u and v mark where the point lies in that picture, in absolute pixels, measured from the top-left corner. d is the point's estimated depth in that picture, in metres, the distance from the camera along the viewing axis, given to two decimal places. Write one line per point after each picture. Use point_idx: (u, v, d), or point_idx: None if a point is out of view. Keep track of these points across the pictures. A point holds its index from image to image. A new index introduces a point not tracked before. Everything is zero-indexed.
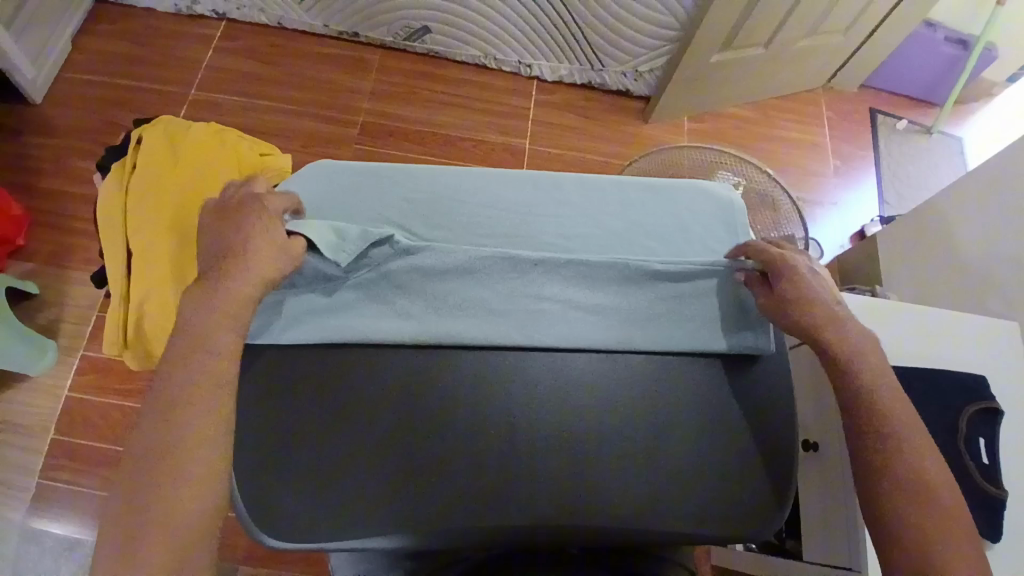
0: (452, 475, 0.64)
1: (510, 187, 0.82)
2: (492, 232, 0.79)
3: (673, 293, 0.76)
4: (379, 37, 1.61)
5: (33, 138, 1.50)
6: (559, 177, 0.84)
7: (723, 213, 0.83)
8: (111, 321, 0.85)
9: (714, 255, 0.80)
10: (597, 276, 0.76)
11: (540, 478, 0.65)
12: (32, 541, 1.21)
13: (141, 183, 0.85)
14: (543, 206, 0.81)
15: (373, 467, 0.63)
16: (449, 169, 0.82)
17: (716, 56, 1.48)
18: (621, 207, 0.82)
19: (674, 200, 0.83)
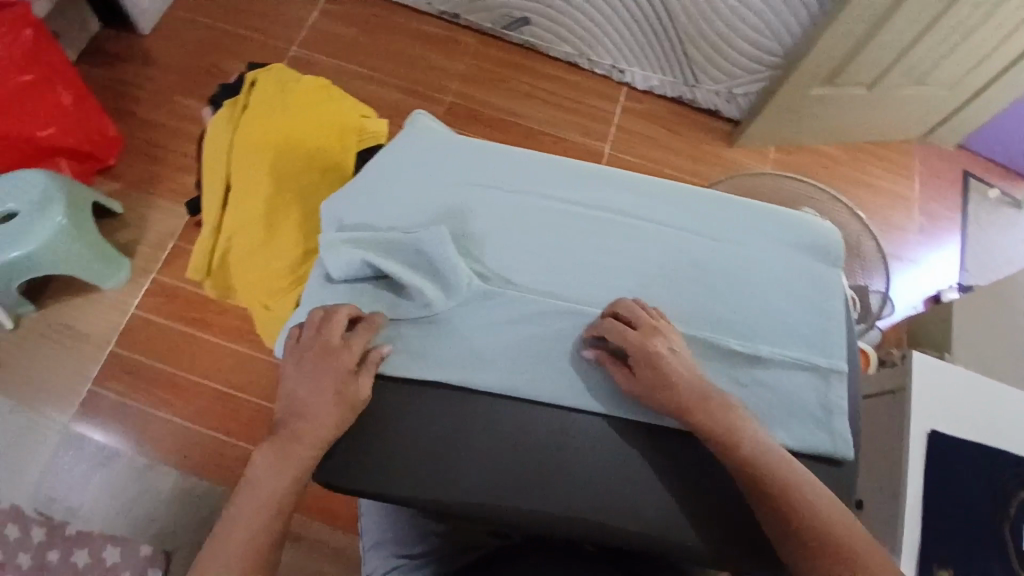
0: (515, 456, 0.68)
1: (602, 183, 0.81)
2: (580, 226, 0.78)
3: (753, 379, 0.75)
4: (478, 21, 1.63)
5: (138, 68, 1.57)
6: (654, 181, 0.82)
7: (820, 290, 0.80)
8: (200, 247, 0.88)
9: (798, 288, 0.79)
10: (675, 292, 0.76)
11: (586, 480, 0.67)
12: (75, 443, 1.28)
13: (250, 122, 0.87)
14: (631, 249, 0.77)
15: (430, 438, 0.67)
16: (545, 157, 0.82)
17: (815, 89, 1.45)
18: (715, 266, 0.78)
19: (766, 225, 0.81)
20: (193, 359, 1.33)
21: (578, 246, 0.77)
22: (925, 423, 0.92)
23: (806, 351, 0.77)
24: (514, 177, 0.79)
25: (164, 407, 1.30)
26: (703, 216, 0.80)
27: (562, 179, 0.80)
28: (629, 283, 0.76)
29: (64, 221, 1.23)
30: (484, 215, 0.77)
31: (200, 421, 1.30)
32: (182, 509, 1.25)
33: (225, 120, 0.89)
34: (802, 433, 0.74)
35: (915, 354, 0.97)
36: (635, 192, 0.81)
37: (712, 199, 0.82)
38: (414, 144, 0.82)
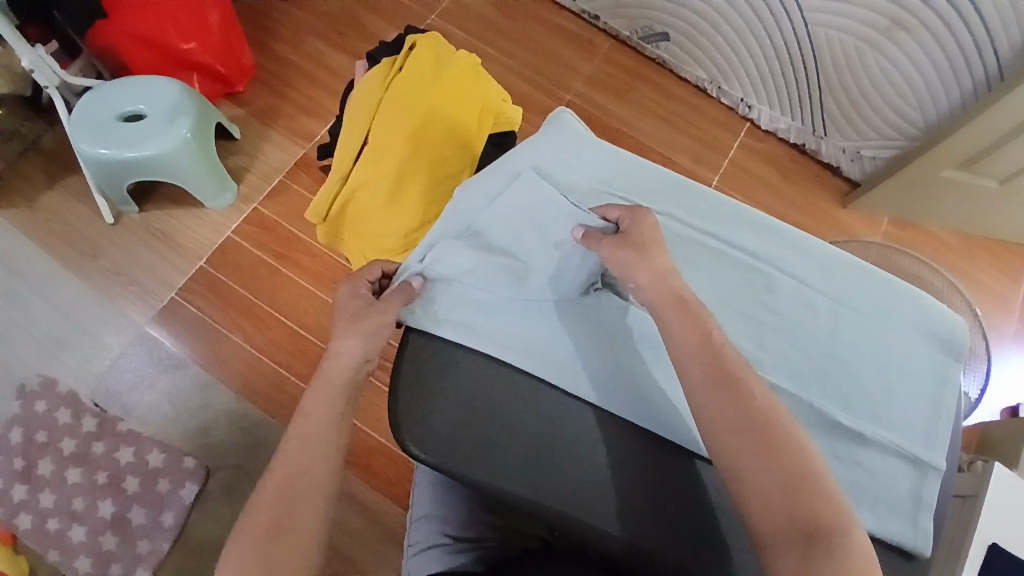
0: (586, 462, 0.65)
1: (736, 224, 0.80)
2: (705, 258, 0.77)
3: (849, 455, 0.71)
4: (617, 27, 1.61)
5: (283, 4, 1.62)
6: (792, 233, 0.80)
7: (938, 382, 0.75)
8: (324, 193, 0.91)
9: (917, 377, 0.75)
10: (789, 347, 0.74)
11: (659, 515, 0.63)
12: (148, 345, 1.34)
13: (400, 85, 0.89)
14: (750, 290, 0.76)
15: (515, 429, 0.66)
16: (685, 187, 0.82)
17: (947, 171, 1.38)
18: (832, 327, 0.75)
19: (899, 302, 0.77)
20: (274, 292, 1.37)
21: (698, 276, 0.76)
22: (986, 534, 0.89)
23: (908, 438, 0.72)
24: (651, 198, 0.81)
25: (236, 330, 1.35)
26: (828, 273, 0.78)
27: (695, 208, 0.81)
28: (742, 325, 0.75)
29: (189, 137, 1.28)
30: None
31: (266, 351, 1.34)
32: (231, 430, 1.30)
33: (379, 76, 0.91)
34: (888, 521, 0.69)
35: (994, 465, 0.95)
36: (768, 237, 0.79)
37: (845, 261, 0.79)
38: (559, 138, 0.84)
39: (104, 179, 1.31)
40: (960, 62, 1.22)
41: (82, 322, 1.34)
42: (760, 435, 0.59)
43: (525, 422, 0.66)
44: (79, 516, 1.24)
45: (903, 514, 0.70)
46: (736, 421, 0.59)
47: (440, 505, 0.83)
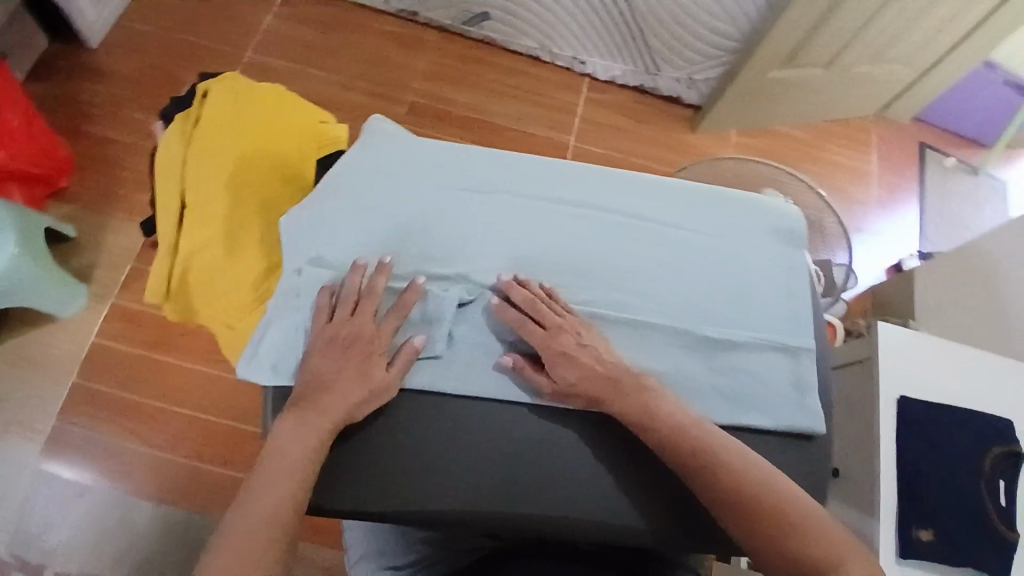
0: (490, 460, 0.66)
1: (571, 180, 0.80)
2: (551, 222, 0.77)
3: (731, 365, 0.74)
4: (437, 18, 1.61)
5: (85, 83, 1.50)
6: (624, 175, 0.82)
7: (789, 274, 0.79)
8: (156, 270, 0.85)
9: (770, 274, 0.79)
10: (649, 287, 0.76)
11: (577, 480, 0.67)
12: (47, 482, 1.22)
13: (202, 137, 0.84)
14: (599, 241, 0.77)
15: (418, 451, 0.66)
16: (514, 155, 0.80)
17: (774, 72, 1.46)
18: (684, 253, 0.78)
19: (734, 211, 0.81)
20: (161, 383, 1.28)
21: (548, 243, 0.76)
22: (893, 388, 0.96)
23: (774, 332, 0.76)
24: (485, 176, 0.78)
25: (134, 436, 1.25)
26: (666, 203, 0.80)
27: (531, 174, 0.79)
28: (601, 279, 0.75)
29: (18, 251, 1.17)
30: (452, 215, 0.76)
31: (171, 447, 1.25)
32: (161, 540, 1.20)
33: (178, 135, 0.85)
34: (778, 413, 0.73)
35: (879, 324, 1.00)
36: (603, 186, 0.80)
37: (678, 187, 0.81)
38: (373, 140, 0.79)
39: None
40: None
41: None
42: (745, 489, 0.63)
43: (429, 440, 0.67)
44: None
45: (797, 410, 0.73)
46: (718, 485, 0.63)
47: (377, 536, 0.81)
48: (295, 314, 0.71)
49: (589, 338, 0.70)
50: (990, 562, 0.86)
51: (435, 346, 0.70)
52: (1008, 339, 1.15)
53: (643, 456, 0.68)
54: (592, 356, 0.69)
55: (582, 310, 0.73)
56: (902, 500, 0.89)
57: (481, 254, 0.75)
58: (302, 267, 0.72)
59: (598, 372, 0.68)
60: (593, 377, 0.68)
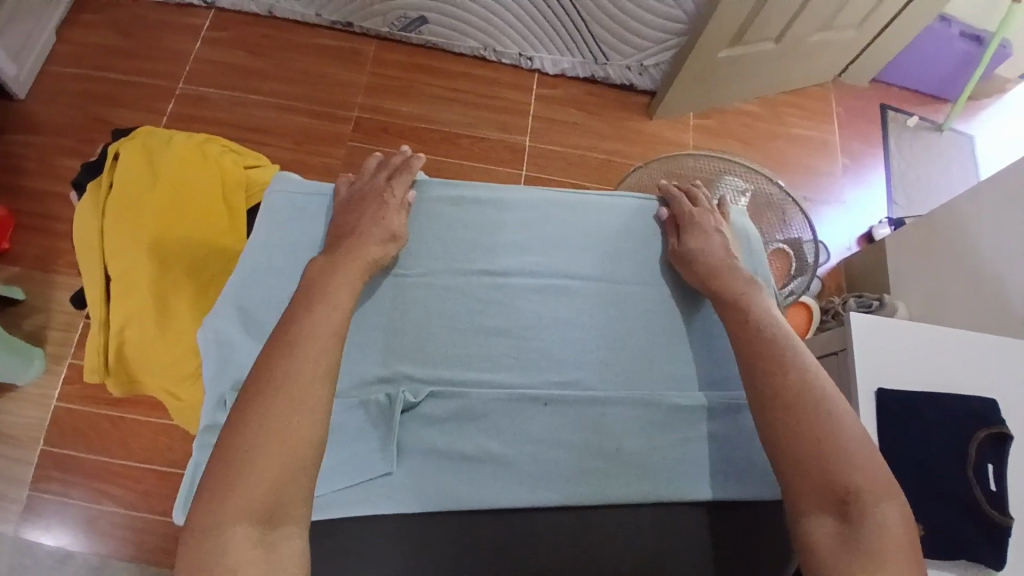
0: (453, 535, 0.60)
1: (508, 236, 0.75)
2: (491, 297, 0.71)
3: (703, 430, 0.66)
4: (373, 27, 1.55)
5: (17, 136, 1.44)
6: (560, 221, 0.77)
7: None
8: (92, 348, 0.81)
9: None
10: (605, 355, 0.70)
11: (551, 542, 0.60)
12: (25, 554, 1.18)
13: (117, 202, 0.81)
14: (543, 306, 0.71)
15: (369, 537, 0.59)
16: (442, 218, 0.75)
17: (724, 52, 1.41)
18: (634, 308, 0.73)
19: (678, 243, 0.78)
20: (129, 442, 1.25)
21: (492, 319, 0.70)
22: (871, 382, 0.94)
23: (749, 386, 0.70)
24: (414, 252, 0.73)
25: (109, 498, 1.22)
26: (610, 246, 0.76)
27: (464, 240, 0.74)
28: (552, 350, 0.69)
29: None
30: (394, 306, 0.70)
31: (148, 505, 1.22)
32: None
33: (92, 203, 0.83)
34: (769, 488, 0.64)
35: (852, 314, 0.98)
36: (542, 237, 0.76)
37: (627, 235, 0.77)
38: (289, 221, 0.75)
39: None
40: None
41: None
42: (810, 401, 0.60)
43: (379, 522, 0.59)
44: None
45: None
46: (777, 386, 0.61)
47: None
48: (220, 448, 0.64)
49: (712, 232, 0.75)
50: (990, 555, 0.83)
51: (385, 462, 0.61)
52: (981, 307, 1.13)
53: (617, 508, 0.62)
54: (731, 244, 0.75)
55: (540, 395, 0.66)
56: None
57: (424, 345, 0.68)
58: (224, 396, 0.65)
59: (716, 252, 0.73)
60: (710, 252, 0.73)
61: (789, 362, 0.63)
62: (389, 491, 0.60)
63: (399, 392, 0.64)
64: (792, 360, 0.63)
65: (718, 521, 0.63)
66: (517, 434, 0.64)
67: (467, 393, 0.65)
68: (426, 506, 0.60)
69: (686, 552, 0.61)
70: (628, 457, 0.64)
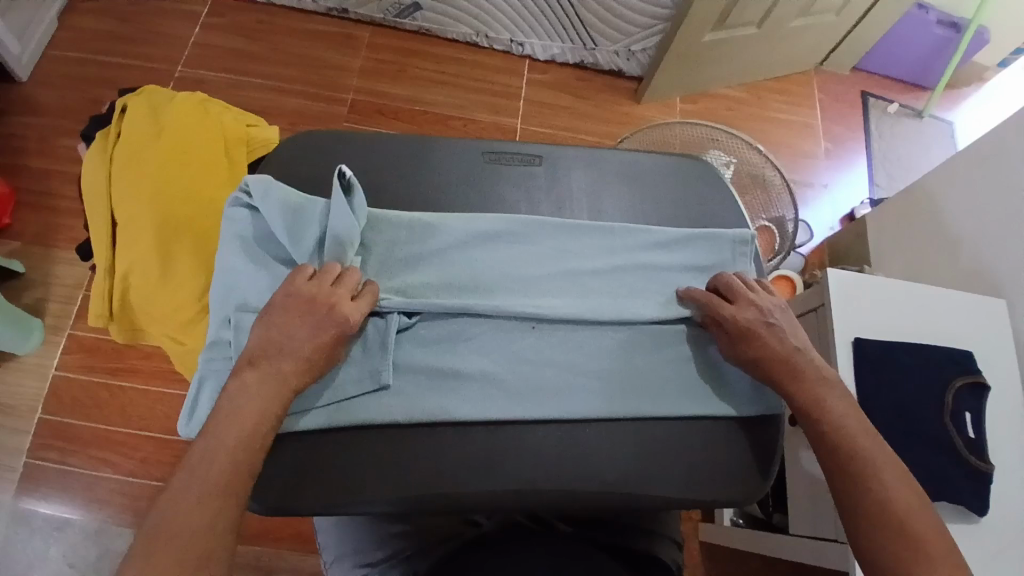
0: (446, 447, 0.65)
1: (503, 181, 0.81)
2: (486, 235, 0.75)
3: (680, 352, 0.71)
4: (368, 14, 1.60)
5: (16, 116, 1.47)
6: (552, 168, 0.82)
7: (715, 244, 0.78)
8: (97, 293, 0.84)
9: (717, 250, 0.78)
10: (590, 284, 0.75)
11: (538, 451, 0.66)
12: (21, 521, 1.19)
13: (123, 153, 0.84)
14: (535, 245, 0.76)
15: (371, 450, 0.65)
16: (438, 161, 0.80)
17: (709, 35, 1.47)
18: (616, 243, 0.77)
19: (661, 187, 0.83)
20: (127, 409, 1.27)
21: (485, 254, 0.75)
22: (849, 332, 0.98)
23: None
24: (413, 194, 0.78)
25: (106, 464, 1.24)
26: (596, 189, 0.82)
27: (458, 183, 0.80)
28: (540, 283, 0.74)
29: None
30: (391, 238, 0.74)
31: (146, 471, 1.23)
32: None
33: (100, 152, 0.86)
34: (737, 402, 0.70)
35: (831, 272, 1.02)
36: (533, 182, 0.81)
37: (612, 180, 0.83)
38: (292, 154, 0.78)
39: None
40: None
41: None
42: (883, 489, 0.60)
43: (380, 437, 0.65)
44: None
45: (769, 393, 0.70)
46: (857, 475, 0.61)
47: (358, 549, 0.82)
48: (224, 362, 0.67)
49: (775, 319, 0.70)
50: (967, 497, 0.87)
51: (383, 376, 0.66)
52: (959, 270, 1.18)
53: (599, 424, 0.68)
54: (788, 325, 0.70)
55: (529, 319, 0.71)
56: None
57: (420, 274, 0.73)
58: (229, 316, 0.68)
59: (779, 348, 0.68)
60: (771, 350, 0.68)
61: (876, 454, 0.62)
62: (387, 407, 0.65)
63: (394, 315, 0.69)
64: (876, 451, 0.63)
65: (694, 434, 0.68)
66: (506, 355, 0.70)
67: (459, 318, 0.70)
68: (420, 421, 0.65)
69: (662, 460, 0.67)
70: (608, 375, 0.69)
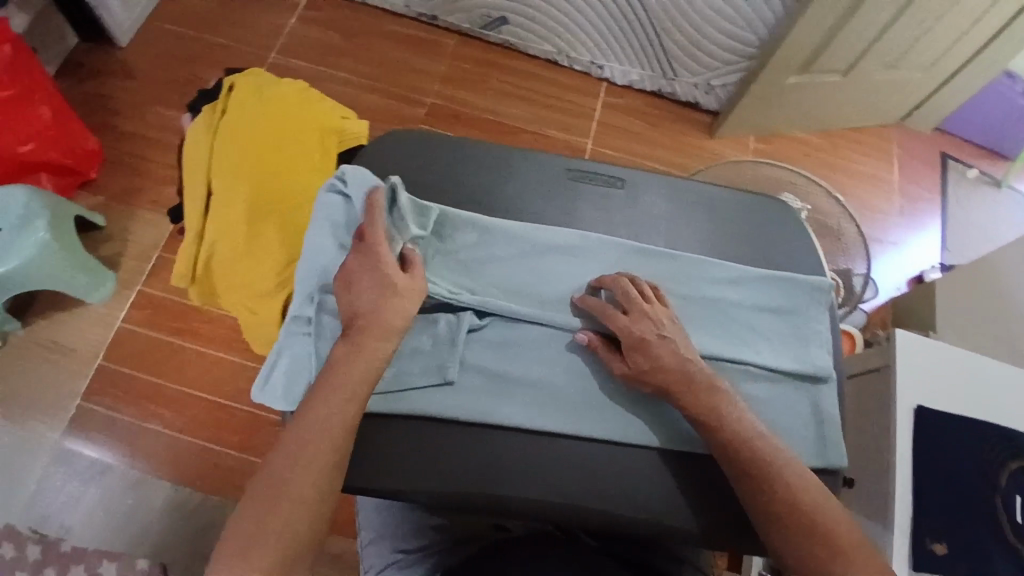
0: (503, 452, 0.67)
1: (586, 198, 0.82)
2: (564, 250, 0.77)
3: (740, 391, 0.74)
4: (456, 22, 1.64)
5: (117, 81, 1.56)
6: (636, 192, 0.83)
7: (789, 289, 0.79)
8: (183, 255, 0.88)
9: (790, 294, 0.79)
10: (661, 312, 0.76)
11: (592, 469, 0.68)
12: (69, 461, 1.25)
13: (227, 128, 0.89)
14: (610, 266, 0.78)
15: (432, 442, 0.67)
16: (524, 171, 0.82)
17: (791, 78, 1.46)
18: (691, 274, 0.78)
19: (742, 224, 0.83)
20: (182, 368, 1.32)
21: (561, 267, 0.77)
22: (912, 400, 0.94)
23: (787, 358, 0.76)
24: (499, 200, 0.81)
25: (155, 419, 1.29)
26: (677, 218, 0.83)
27: (542, 195, 0.81)
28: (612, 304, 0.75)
29: (48, 237, 1.21)
30: (472, 240, 0.77)
31: (191, 431, 1.28)
32: (178, 521, 1.23)
33: (205, 125, 0.90)
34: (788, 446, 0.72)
35: (898, 332, 0.99)
36: (614, 203, 0.82)
37: (694, 211, 0.83)
38: (390, 148, 0.81)
39: None
40: None
41: None
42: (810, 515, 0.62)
43: (442, 431, 0.68)
44: None
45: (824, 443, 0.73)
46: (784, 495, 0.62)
47: (398, 531, 0.85)
48: (304, 338, 0.70)
49: (668, 331, 0.69)
50: None
51: (451, 372, 0.69)
52: None
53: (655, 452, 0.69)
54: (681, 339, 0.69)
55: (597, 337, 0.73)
56: (913, 513, 0.87)
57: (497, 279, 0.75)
58: (313, 295, 0.71)
59: (674, 361, 0.67)
60: (669, 367, 0.67)
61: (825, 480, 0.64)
62: (453, 404, 0.68)
63: (468, 315, 0.72)
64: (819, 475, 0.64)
65: None
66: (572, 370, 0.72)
67: (530, 327, 0.73)
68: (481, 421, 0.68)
69: (712, 496, 0.68)
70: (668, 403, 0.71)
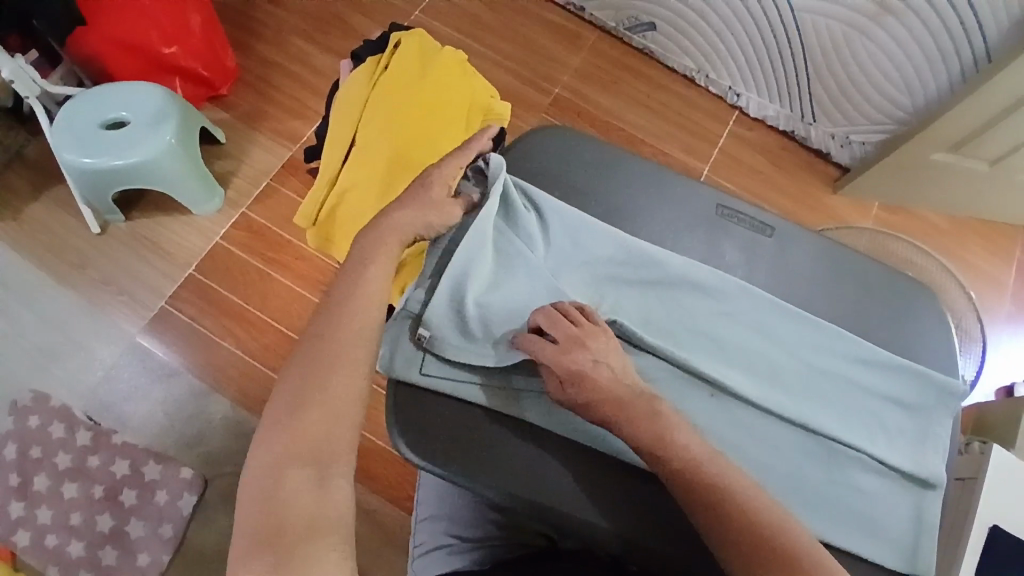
0: (580, 472, 0.70)
1: (725, 240, 0.80)
2: (694, 287, 0.75)
3: (844, 478, 0.70)
4: (602, 18, 1.61)
5: (265, 5, 1.60)
6: (778, 246, 0.80)
7: (921, 385, 0.74)
8: (312, 197, 0.89)
9: (920, 391, 0.74)
10: (781, 376, 0.73)
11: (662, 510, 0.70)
12: (142, 357, 1.31)
13: (385, 84, 0.89)
14: (738, 314, 0.75)
15: (516, 445, 0.70)
16: (668, 199, 0.81)
17: (937, 154, 1.37)
18: (821, 344, 0.74)
19: (882, 304, 0.79)
20: (267, 295, 1.36)
21: (687, 303, 0.75)
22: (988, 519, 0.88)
23: (901, 456, 0.72)
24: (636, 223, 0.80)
25: (230, 338, 1.33)
26: (815, 281, 0.79)
27: (679, 227, 0.80)
28: (732, 354, 0.73)
29: (174, 142, 1.25)
30: (609, 253, 0.75)
31: (260, 357, 1.32)
32: (227, 439, 1.28)
33: (365, 77, 0.91)
34: (878, 547, 0.68)
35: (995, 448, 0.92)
36: (751, 252, 0.80)
37: (835, 278, 0.79)
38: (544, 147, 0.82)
39: (90, 189, 1.28)
40: (948, 45, 1.23)
41: (72, 334, 1.31)
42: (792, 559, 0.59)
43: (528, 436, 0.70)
44: (78, 529, 1.22)
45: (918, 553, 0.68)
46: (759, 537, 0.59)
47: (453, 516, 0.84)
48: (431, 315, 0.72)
49: (604, 353, 0.66)
50: None
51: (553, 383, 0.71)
52: None
53: None
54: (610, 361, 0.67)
55: (710, 385, 0.71)
56: None
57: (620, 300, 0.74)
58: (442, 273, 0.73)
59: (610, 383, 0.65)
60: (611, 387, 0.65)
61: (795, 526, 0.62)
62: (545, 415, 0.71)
63: None
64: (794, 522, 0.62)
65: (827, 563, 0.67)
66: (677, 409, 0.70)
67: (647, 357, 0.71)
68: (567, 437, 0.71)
69: None
70: (768, 468, 0.69)
